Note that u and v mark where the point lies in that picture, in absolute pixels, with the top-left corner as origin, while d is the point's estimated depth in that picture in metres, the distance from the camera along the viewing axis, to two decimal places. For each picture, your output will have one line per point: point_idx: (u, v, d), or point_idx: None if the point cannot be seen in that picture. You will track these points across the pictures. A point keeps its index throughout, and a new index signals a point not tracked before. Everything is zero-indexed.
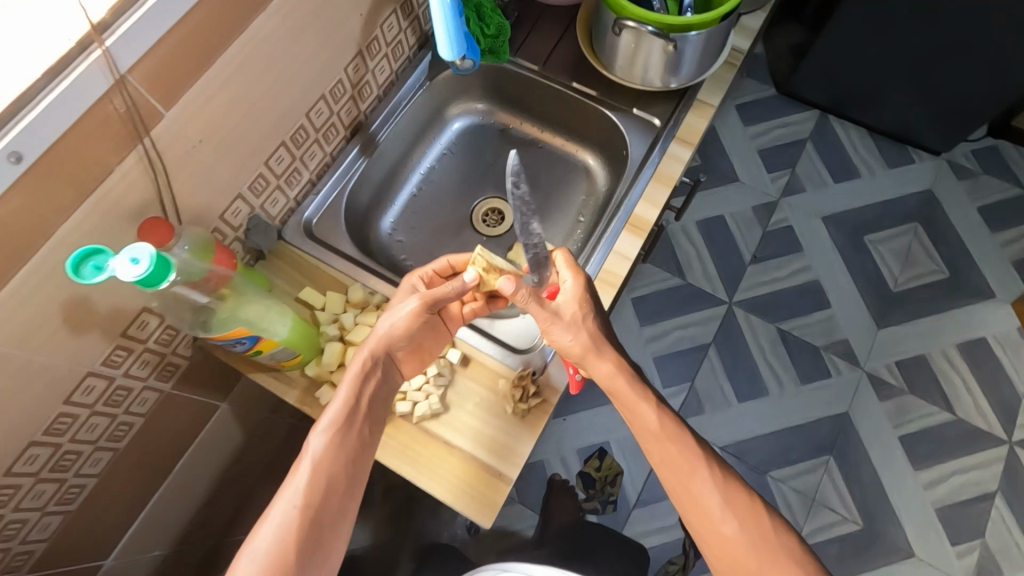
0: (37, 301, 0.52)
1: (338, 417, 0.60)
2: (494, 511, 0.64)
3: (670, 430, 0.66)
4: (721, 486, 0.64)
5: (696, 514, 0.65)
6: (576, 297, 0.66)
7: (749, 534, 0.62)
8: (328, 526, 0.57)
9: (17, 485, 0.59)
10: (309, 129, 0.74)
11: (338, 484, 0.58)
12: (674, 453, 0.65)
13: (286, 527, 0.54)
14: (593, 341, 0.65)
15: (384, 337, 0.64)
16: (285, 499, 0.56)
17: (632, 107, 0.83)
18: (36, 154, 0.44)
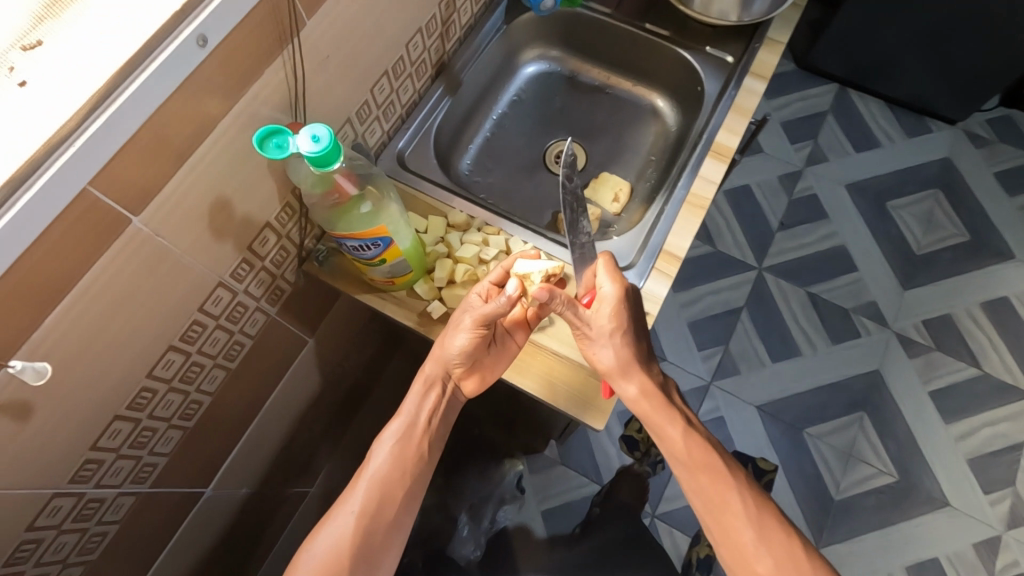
0: (194, 197, 0.54)
1: (399, 432, 0.71)
2: (603, 414, 0.69)
3: (697, 455, 0.70)
4: (755, 522, 0.68)
5: (728, 547, 0.69)
6: (612, 307, 0.67)
7: (780, 571, 0.66)
8: (378, 535, 0.66)
9: (154, 389, 0.61)
10: (407, 62, 0.77)
11: (393, 495, 0.68)
12: (706, 486, 0.70)
13: (342, 533, 0.65)
14: (624, 362, 0.67)
15: (438, 359, 0.70)
16: (346, 507, 0.67)
17: (704, 45, 0.87)
18: (218, 39, 0.47)
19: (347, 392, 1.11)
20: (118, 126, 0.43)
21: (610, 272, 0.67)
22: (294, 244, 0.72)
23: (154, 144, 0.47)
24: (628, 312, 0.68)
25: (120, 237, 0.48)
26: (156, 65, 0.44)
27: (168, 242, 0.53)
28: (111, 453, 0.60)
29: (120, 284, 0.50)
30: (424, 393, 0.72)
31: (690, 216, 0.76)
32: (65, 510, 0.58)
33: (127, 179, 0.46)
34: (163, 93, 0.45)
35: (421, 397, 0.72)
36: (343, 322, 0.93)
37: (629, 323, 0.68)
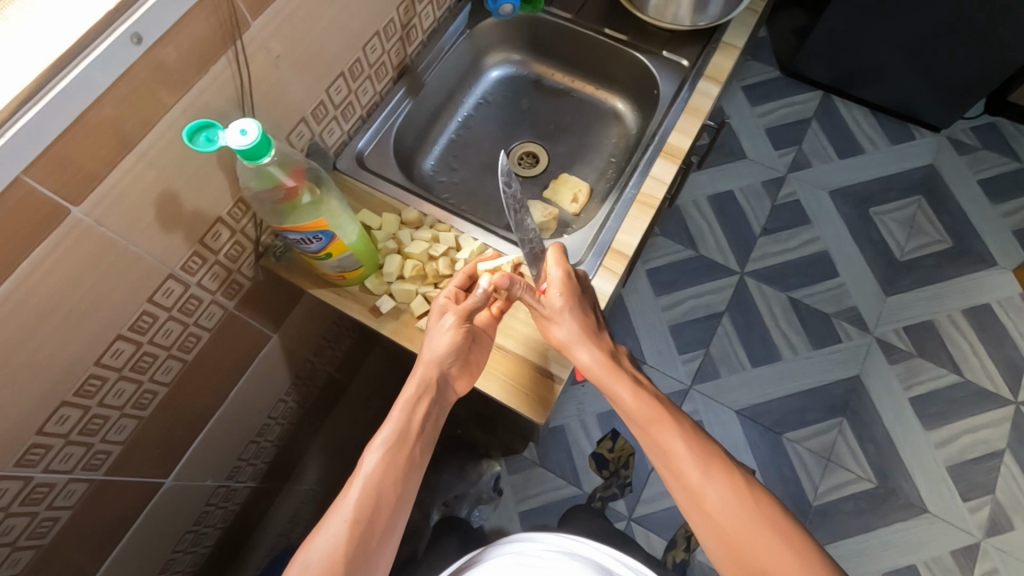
0: (138, 190, 0.56)
1: (390, 437, 0.64)
2: (547, 408, 0.70)
3: (644, 406, 0.68)
4: (703, 464, 0.64)
5: (681, 492, 0.64)
6: (561, 288, 0.69)
7: (733, 510, 0.61)
8: (377, 543, 0.59)
9: (103, 377, 0.63)
10: (364, 64, 0.79)
11: (390, 500, 0.61)
12: (654, 433, 0.66)
13: (337, 539, 0.57)
14: (578, 333, 0.69)
15: (432, 360, 0.67)
16: (338, 514, 0.59)
17: (661, 50, 0.91)
18: (153, 38, 0.50)
19: (321, 389, 1.13)
20: (52, 119, 0.45)
21: (555, 258, 0.70)
22: (250, 239, 0.74)
23: (93, 137, 0.50)
24: (577, 297, 0.70)
25: (60, 225, 0.50)
26: (89, 61, 0.46)
27: (113, 232, 0.55)
28: (59, 439, 0.62)
29: (62, 273, 0.52)
30: (416, 396, 0.66)
31: (639, 214, 0.78)
32: (12, 492, 0.60)
33: (65, 171, 0.49)
34: (98, 88, 0.48)
35: (412, 404, 0.66)
36: (308, 318, 0.94)
37: (580, 304, 0.70)
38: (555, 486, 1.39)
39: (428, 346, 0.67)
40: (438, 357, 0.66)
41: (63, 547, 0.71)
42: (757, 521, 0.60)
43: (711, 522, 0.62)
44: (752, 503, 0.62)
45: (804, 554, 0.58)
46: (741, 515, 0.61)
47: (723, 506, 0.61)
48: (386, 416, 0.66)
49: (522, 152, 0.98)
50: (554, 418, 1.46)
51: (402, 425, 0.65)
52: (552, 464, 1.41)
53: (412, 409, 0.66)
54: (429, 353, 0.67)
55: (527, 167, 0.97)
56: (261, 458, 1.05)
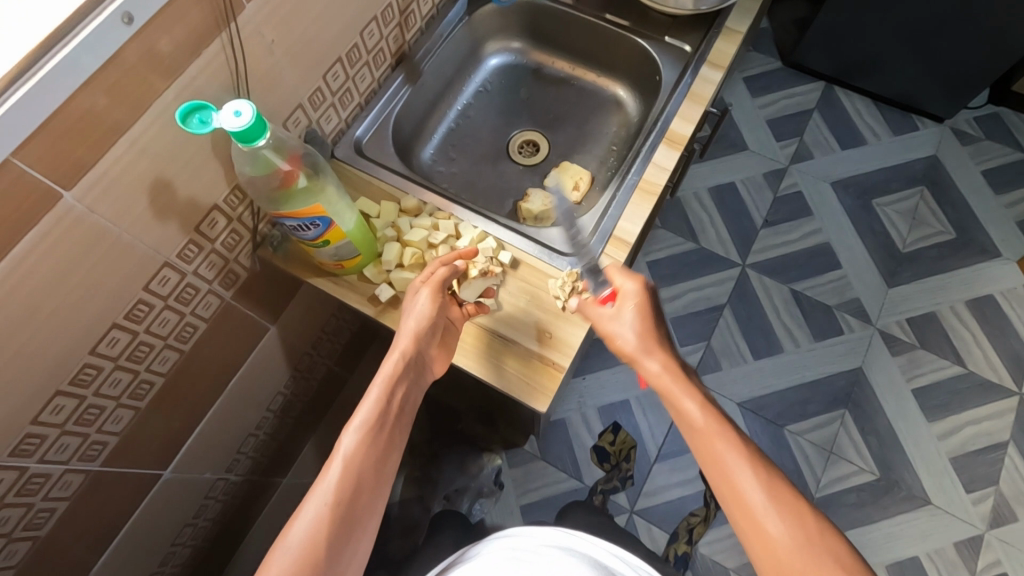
0: (131, 175, 0.55)
1: (369, 417, 0.61)
2: (547, 397, 0.68)
3: (712, 421, 0.60)
4: (767, 485, 0.56)
5: (740, 514, 0.56)
6: (636, 301, 0.67)
7: (797, 542, 0.53)
8: (355, 527, 0.56)
9: (99, 367, 0.62)
10: (361, 50, 0.78)
11: (369, 483, 0.58)
12: (714, 446, 0.59)
13: (319, 521, 0.54)
14: (645, 342, 0.65)
15: (414, 335, 0.65)
16: (318, 496, 0.56)
17: (663, 36, 0.90)
18: (145, 18, 0.49)
19: (320, 382, 1.12)
20: (41, 100, 0.44)
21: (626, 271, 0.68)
22: (247, 228, 0.73)
23: (84, 121, 0.49)
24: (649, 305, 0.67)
25: (51, 211, 0.49)
26: (78, 41, 0.45)
27: (106, 219, 0.54)
28: (55, 430, 0.61)
29: (53, 260, 0.51)
30: (397, 375, 0.64)
31: (641, 202, 0.77)
32: (7, 483, 0.59)
33: (55, 155, 0.48)
34: (87, 69, 0.46)
35: (392, 382, 0.63)
36: (306, 310, 0.93)
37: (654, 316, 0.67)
38: (555, 479, 1.38)
39: (407, 321, 0.66)
40: (419, 331, 0.65)
41: (60, 539, 0.70)
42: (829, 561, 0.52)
43: (769, 550, 0.54)
44: (821, 538, 0.53)
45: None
46: (807, 546, 0.53)
47: (786, 537, 0.53)
48: (364, 394, 0.63)
49: (522, 141, 0.98)
50: (555, 411, 1.45)
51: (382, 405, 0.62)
52: (552, 457, 1.40)
53: (392, 387, 0.63)
54: (408, 333, 0.66)
55: (528, 155, 0.96)
56: (259, 452, 1.04)
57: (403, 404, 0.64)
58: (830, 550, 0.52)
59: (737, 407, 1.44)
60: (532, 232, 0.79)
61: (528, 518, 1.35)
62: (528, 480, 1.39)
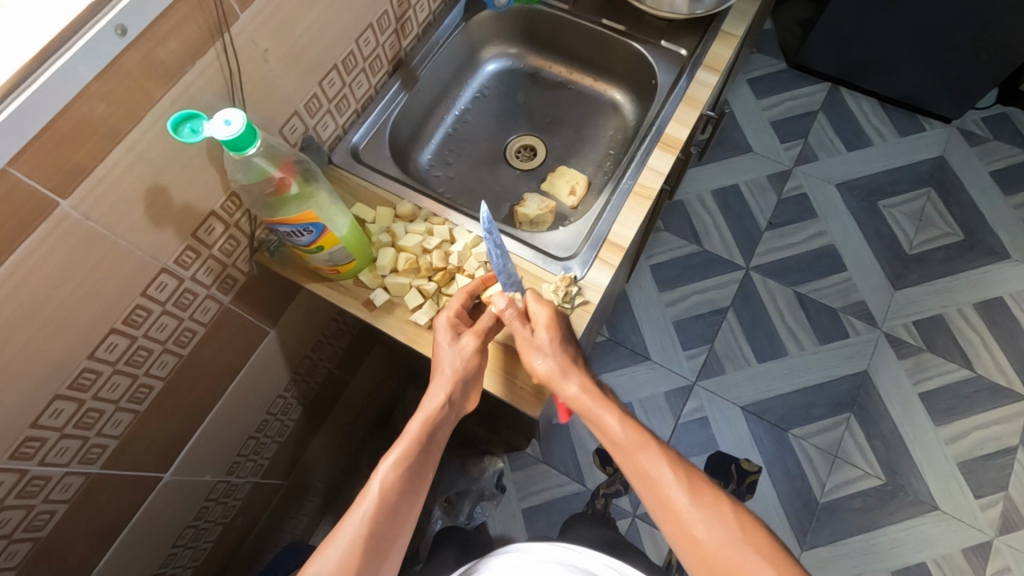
0: (127, 182, 0.56)
1: (404, 452, 0.64)
2: (542, 401, 0.70)
3: (635, 438, 0.66)
4: (689, 487, 0.63)
5: (668, 520, 0.63)
6: (548, 325, 0.67)
7: (718, 532, 0.61)
8: (382, 555, 0.60)
9: (97, 371, 0.63)
10: (357, 57, 0.79)
11: (399, 518, 0.62)
12: (640, 461, 0.66)
13: (349, 550, 0.59)
14: (562, 364, 0.67)
15: (455, 376, 0.66)
16: (350, 525, 0.60)
17: (659, 39, 0.90)
18: (138, 30, 0.50)
19: (320, 386, 1.13)
20: (36, 110, 0.45)
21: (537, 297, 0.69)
22: (244, 234, 0.74)
23: (80, 130, 0.50)
24: (563, 328, 0.68)
25: (47, 219, 0.50)
26: (71, 53, 0.46)
27: (102, 226, 0.55)
28: (54, 432, 0.62)
29: (51, 266, 0.53)
30: (435, 414, 0.66)
31: (636, 206, 0.77)
32: (7, 484, 0.60)
33: (52, 163, 0.49)
34: (82, 81, 0.47)
35: (427, 421, 0.66)
36: (304, 314, 0.94)
37: (567, 335, 0.69)
38: (557, 482, 1.38)
39: (445, 360, 0.67)
40: (458, 374, 0.66)
41: (62, 539, 0.71)
42: (745, 541, 0.60)
43: (696, 546, 0.61)
44: (737, 524, 0.61)
45: (787, 566, 0.58)
46: (725, 533, 0.60)
47: (710, 531, 0.61)
48: (402, 429, 0.66)
49: (521, 145, 0.98)
50: (557, 415, 1.44)
51: (417, 441, 0.65)
52: (555, 461, 1.40)
53: (428, 425, 0.66)
54: (450, 369, 0.66)
55: (525, 160, 0.97)
56: (261, 455, 1.05)
57: (436, 441, 0.67)
58: (761, 544, 0.60)
59: (741, 411, 1.43)
60: (526, 236, 0.79)
61: (530, 522, 1.34)
62: (531, 484, 1.38)
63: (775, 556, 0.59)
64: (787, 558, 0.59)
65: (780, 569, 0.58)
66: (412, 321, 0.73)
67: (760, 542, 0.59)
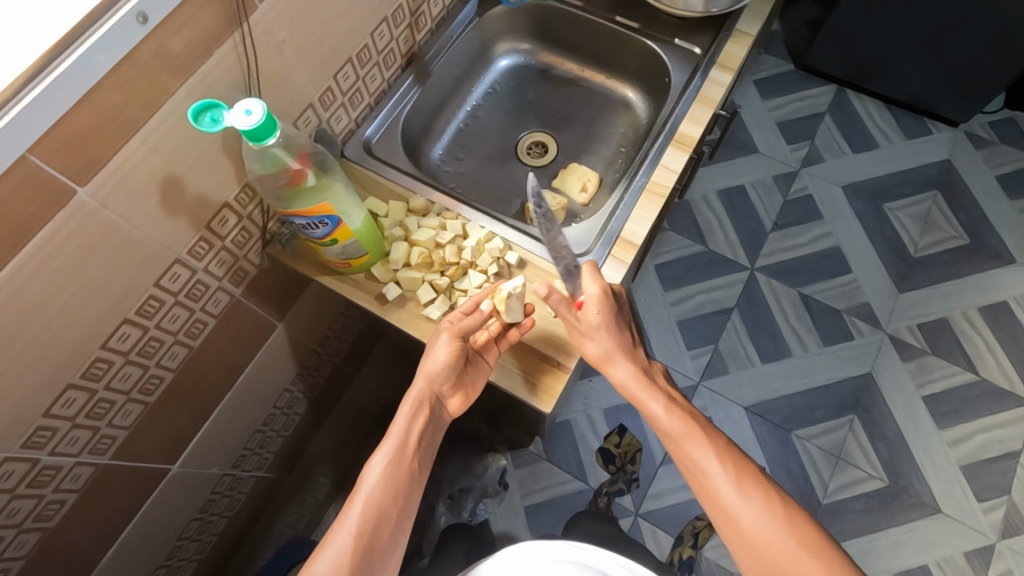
0: (143, 171, 0.56)
1: (391, 452, 0.65)
2: (554, 398, 0.69)
3: (679, 426, 0.67)
4: (737, 480, 0.63)
5: (716, 509, 0.63)
6: (599, 304, 0.68)
7: (767, 526, 0.60)
8: (376, 556, 0.61)
9: (109, 361, 0.63)
10: (371, 51, 0.79)
11: (390, 518, 0.63)
12: (686, 449, 0.66)
13: (341, 555, 0.59)
14: (612, 349, 0.68)
15: (429, 376, 0.68)
16: (342, 530, 0.61)
17: (672, 37, 0.90)
18: (158, 18, 0.50)
19: (326, 381, 1.13)
20: (56, 97, 0.45)
21: (593, 273, 0.68)
22: (256, 226, 0.74)
23: (99, 118, 0.50)
24: (612, 308, 0.68)
25: (65, 207, 0.50)
26: (93, 40, 0.46)
27: (117, 215, 0.55)
28: (66, 422, 0.62)
29: (67, 254, 0.52)
30: (414, 412, 0.68)
31: (649, 203, 0.77)
32: (19, 474, 0.60)
33: (70, 151, 0.49)
34: (102, 69, 0.47)
35: (411, 419, 0.68)
36: (312, 308, 0.94)
37: (615, 317, 0.69)
38: (560, 480, 1.38)
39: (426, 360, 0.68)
40: (436, 373, 0.67)
41: (70, 530, 0.71)
42: (795, 538, 0.59)
43: (743, 538, 0.61)
44: (788, 520, 0.61)
45: (839, 566, 0.58)
46: (774, 528, 0.60)
47: (758, 525, 0.61)
48: (387, 429, 0.67)
49: (531, 142, 0.98)
50: (561, 413, 1.44)
51: (403, 439, 0.66)
52: (558, 459, 1.40)
53: (412, 423, 0.68)
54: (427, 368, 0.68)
55: (536, 156, 0.97)
56: (266, 449, 1.05)
57: (424, 438, 0.68)
58: (810, 536, 0.60)
59: (745, 411, 1.43)
60: (539, 232, 0.79)
61: (533, 520, 1.34)
62: (534, 481, 1.38)
63: (824, 549, 0.59)
64: (836, 552, 0.59)
65: (829, 562, 0.58)
66: (424, 315, 0.73)
67: (811, 536, 0.59)
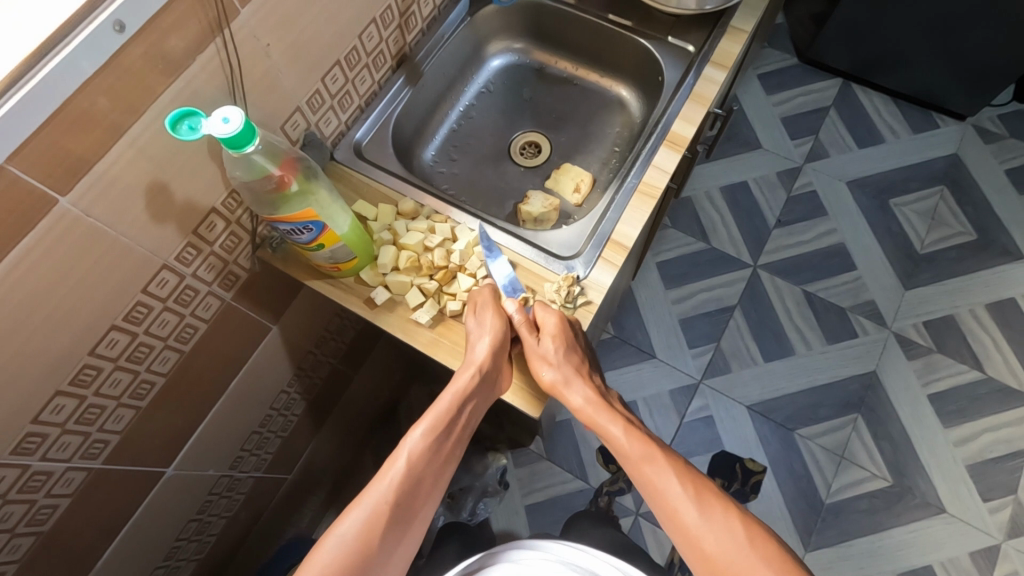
0: (127, 178, 0.56)
1: (434, 425, 0.65)
2: (540, 404, 0.70)
3: (638, 449, 0.66)
4: (695, 499, 0.63)
5: (677, 532, 0.63)
6: (554, 334, 0.67)
7: (728, 540, 0.60)
8: (404, 520, 0.61)
9: (99, 367, 0.63)
10: (361, 52, 0.79)
11: (426, 484, 0.63)
12: (647, 473, 0.65)
13: (373, 518, 0.59)
14: (567, 374, 0.67)
15: (489, 354, 0.66)
16: (375, 493, 0.61)
17: (666, 35, 0.89)
18: (136, 26, 0.49)
19: (323, 381, 1.13)
20: (34, 107, 0.45)
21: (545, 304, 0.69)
22: (246, 230, 0.74)
23: (79, 126, 0.50)
24: (569, 333, 0.68)
25: (47, 215, 0.50)
26: (69, 50, 0.46)
27: (102, 222, 0.55)
28: (56, 428, 0.62)
29: (50, 263, 0.52)
30: (468, 391, 0.65)
31: (641, 205, 0.76)
32: (10, 480, 0.61)
33: (51, 160, 0.49)
34: (80, 78, 0.47)
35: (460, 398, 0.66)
36: (307, 310, 0.94)
37: (574, 344, 0.68)
38: (559, 479, 1.37)
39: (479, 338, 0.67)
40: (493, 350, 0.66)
41: (64, 534, 0.72)
42: (753, 552, 0.59)
43: (706, 560, 0.60)
44: (746, 538, 0.60)
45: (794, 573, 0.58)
46: (734, 542, 0.60)
47: (718, 543, 0.60)
48: (430, 405, 0.66)
49: (525, 142, 0.97)
50: (561, 413, 1.43)
51: (445, 413, 0.65)
52: (559, 458, 1.39)
53: (460, 403, 0.66)
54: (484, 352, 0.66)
55: (530, 157, 0.96)
56: (263, 450, 1.05)
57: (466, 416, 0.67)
58: (771, 557, 0.59)
59: (746, 411, 1.41)
60: (529, 233, 0.78)
61: (533, 519, 1.34)
62: (534, 480, 1.38)
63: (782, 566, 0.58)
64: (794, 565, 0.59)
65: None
66: (413, 319, 0.72)
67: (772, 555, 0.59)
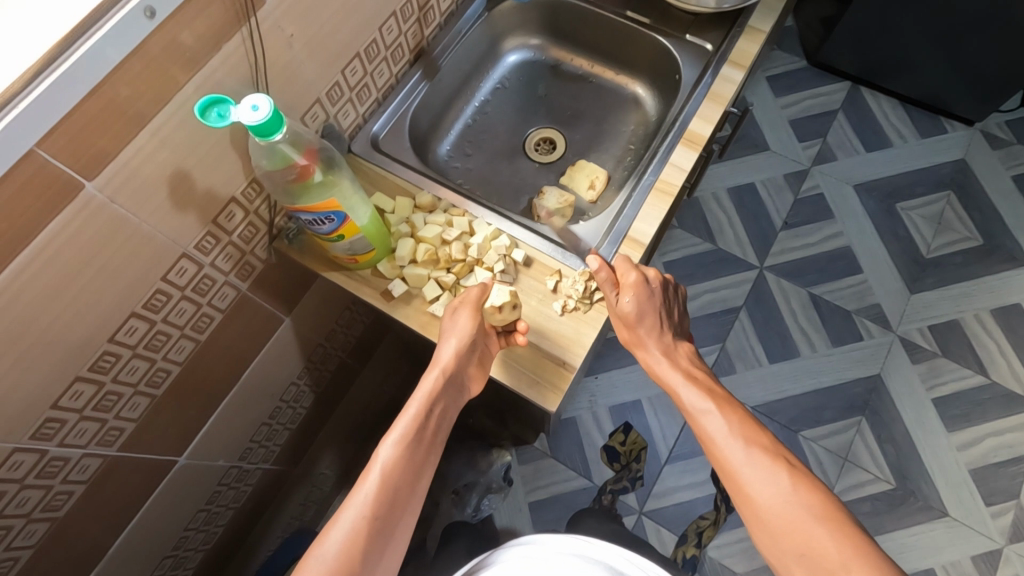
0: (151, 165, 0.56)
1: (407, 431, 0.62)
2: (558, 395, 0.68)
3: (693, 401, 0.66)
4: (745, 451, 0.61)
5: (731, 487, 0.61)
6: (634, 293, 0.68)
7: (788, 504, 0.57)
8: (387, 534, 0.57)
9: (117, 354, 0.63)
10: (380, 45, 0.79)
11: (404, 494, 0.59)
12: (700, 423, 0.65)
13: (353, 534, 0.55)
14: (641, 330, 0.70)
15: (456, 352, 0.66)
16: (352, 510, 0.56)
17: (683, 34, 0.89)
18: (166, 13, 0.50)
19: (332, 374, 1.13)
20: (64, 92, 0.45)
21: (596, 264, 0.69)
22: (263, 221, 0.74)
23: (107, 112, 0.50)
24: (648, 292, 0.69)
25: (73, 201, 0.50)
26: (101, 35, 0.46)
27: (126, 209, 0.55)
28: (73, 414, 0.62)
29: (74, 248, 0.53)
30: (436, 391, 0.65)
31: (657, 202, 0.76)
32: (27, 465, 0.61)
33: (78, 146, 0.49)
34: (110, 64, 0.47)
35: (430, 399, 0.64)
36: (319, 302, 0.94)
37: (651, 302, 0.70)
38: (564, 476, 1.37)
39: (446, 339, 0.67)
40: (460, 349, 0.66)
41: (76, 521, 0.72)
42: (807, 507, 0.56)
43: (757, 512, 0.58)
44: (801, 492, 0.57)
45: (869, 552, 0.52)
46: (796, 507, 0.56)
47: (771, 496, 0.57)
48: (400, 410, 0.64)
49: (540, 139, 0.97)
50: (566, 410, 1.43)
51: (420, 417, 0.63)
52: (563, 456, 1.39)
53: (431, 403, 0.64)
54: (450, 351, 0.66)
55: (544, 153, 0.96)
56: (270, 442, 1.05)
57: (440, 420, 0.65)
58: (826, 512, 0.55)
59: (751, 411, 1.42)
60: (546, 228, 0.79)
61: (537, 517, 1.33)
62: (538, 477, 1.38)
63: (840, 522, 0.54)
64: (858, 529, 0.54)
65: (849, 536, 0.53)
66: (429, 312, 0.73)
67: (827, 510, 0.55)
